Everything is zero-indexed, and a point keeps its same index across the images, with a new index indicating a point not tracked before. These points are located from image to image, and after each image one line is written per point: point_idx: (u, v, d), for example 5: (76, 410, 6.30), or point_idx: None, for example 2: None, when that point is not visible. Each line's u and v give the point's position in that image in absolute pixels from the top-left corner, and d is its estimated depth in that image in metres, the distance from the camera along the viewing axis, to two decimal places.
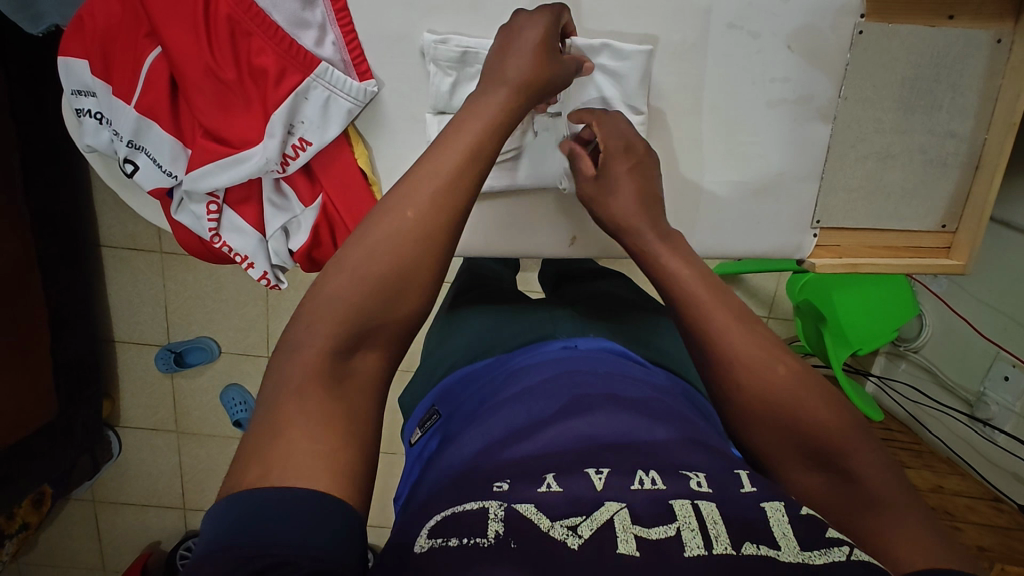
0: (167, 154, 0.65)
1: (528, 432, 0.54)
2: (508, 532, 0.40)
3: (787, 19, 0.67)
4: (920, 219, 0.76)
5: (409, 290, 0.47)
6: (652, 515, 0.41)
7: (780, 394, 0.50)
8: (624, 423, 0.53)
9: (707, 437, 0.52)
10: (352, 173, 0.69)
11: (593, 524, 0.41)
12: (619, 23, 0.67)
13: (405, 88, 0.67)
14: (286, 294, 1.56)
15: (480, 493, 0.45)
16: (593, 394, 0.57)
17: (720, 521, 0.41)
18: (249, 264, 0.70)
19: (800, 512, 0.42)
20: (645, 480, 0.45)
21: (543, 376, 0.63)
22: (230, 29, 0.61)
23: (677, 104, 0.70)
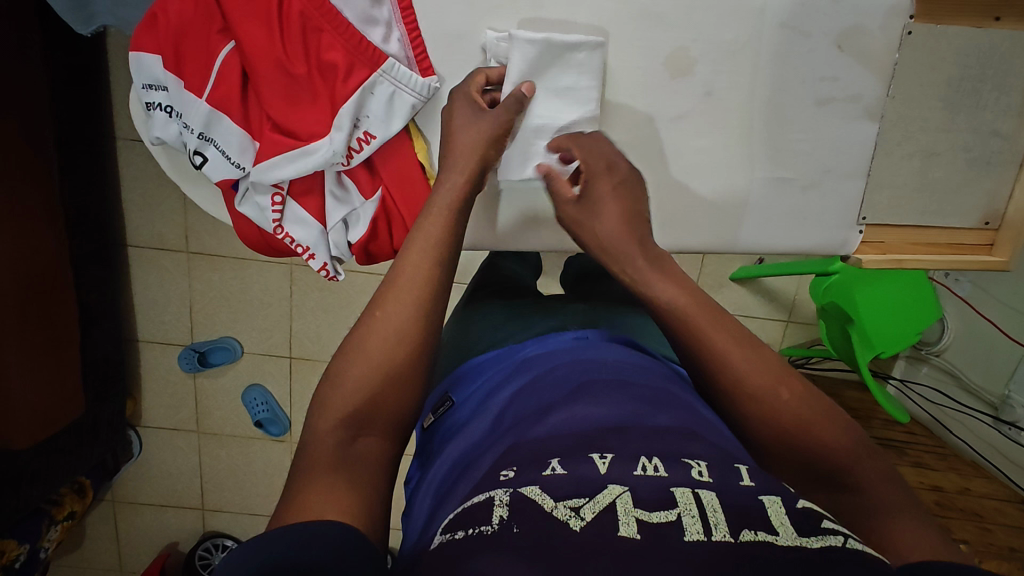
0: (236, 146, 0.67)
1: (534, 418, 0.56)
2: (511, 517, 0.42)
3: (837, 19, 0.68)
4: (963, 217, 0.78)
5: (388, 326, 0.53)
6: (653, 500, 0.43)
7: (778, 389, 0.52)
8: (624, 412, 0.55)
9: (705, 428, 0.53)
10: (411, 166, 0.70)
11: (595, 507, 0.42)
12: (672, 22, 0.68)
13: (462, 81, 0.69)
14: (310, 294, 1.57)
15: (490, 484, 0.48)
16: (599, 380, 0.59)
17: (720, 510, 0.42)
18: (310, 255, 0.71)
19: (797, 505, 0.43)
20: (648, 467, 0.46)
21: (552, 364, 0.65)
22: (302, 26, 0.63)
23: (729, 99, 0.71)
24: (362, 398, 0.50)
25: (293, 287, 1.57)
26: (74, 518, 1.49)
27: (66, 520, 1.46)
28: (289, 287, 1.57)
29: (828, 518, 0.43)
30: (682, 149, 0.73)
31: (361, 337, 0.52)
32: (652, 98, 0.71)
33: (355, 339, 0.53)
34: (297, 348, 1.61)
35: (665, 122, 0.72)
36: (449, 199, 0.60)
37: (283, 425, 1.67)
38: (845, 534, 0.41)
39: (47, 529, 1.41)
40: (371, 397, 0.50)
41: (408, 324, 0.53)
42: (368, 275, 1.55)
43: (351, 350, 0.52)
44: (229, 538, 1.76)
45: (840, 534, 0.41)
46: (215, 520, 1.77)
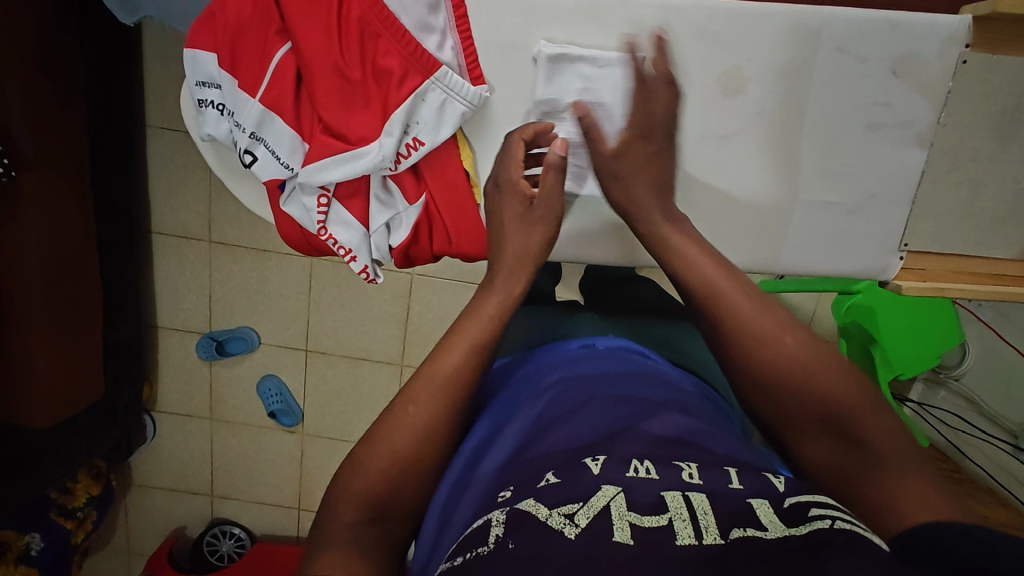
0: (286, 146, 0.67)
1: (534, 435, 0.58)
2: (507, 535, 0.42)
3: (891, 46, 0.68)
4: (1005, 247, 0.77)
5: (417, 397, 0.56)
6: (646, 505, 0.44)
7: (791, 363, 0.53)
8: (617, 427, 0.57)
9: (701, 436, 0.55)
10: (456, 173, 0.71)
11: (589, 514, 0.42)
12: (725, 40, 0.68)
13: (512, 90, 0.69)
14: (328, 288, 1.58)
15: (489, 506, 0.49)
16: (598, 397, 0.61)
17: (710, 512, 0.42)
18: (352, 257, 0.71)
19: (784, 504, 0.44)
20: (640, 469, 0.48)
21: (554, 380, 0.66)
22: (360, 31, 0.64)
23: (778, 120, 0.71)
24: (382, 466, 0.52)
25: (312, 281, 1.57)
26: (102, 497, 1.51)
27: (94, 500, 1.49)
28: (307, 282, 1.57)
29: (818, 506, 0.43)
30: (726, 166, 0.73)
31: (393, 418, 0.55)
32: (701, 114, 0.71)
33: (381, 423, 0.55)
34: (313, 342, 1.62)
35: (710, 138, 0.72)
36: (496, 301, 0.62)
37: (296, 418, 1.67)
38: (835, 517, 0.42)
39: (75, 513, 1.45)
40: (396, 471, 0.52)
41: (441, 405, 0.56)
42: (387, 273, 1.55)
43: (376, 434, 0.54)
44: (236, 525, 1.78)
45: (827, 517, 0.41)
46: (224, 507, 1.78)
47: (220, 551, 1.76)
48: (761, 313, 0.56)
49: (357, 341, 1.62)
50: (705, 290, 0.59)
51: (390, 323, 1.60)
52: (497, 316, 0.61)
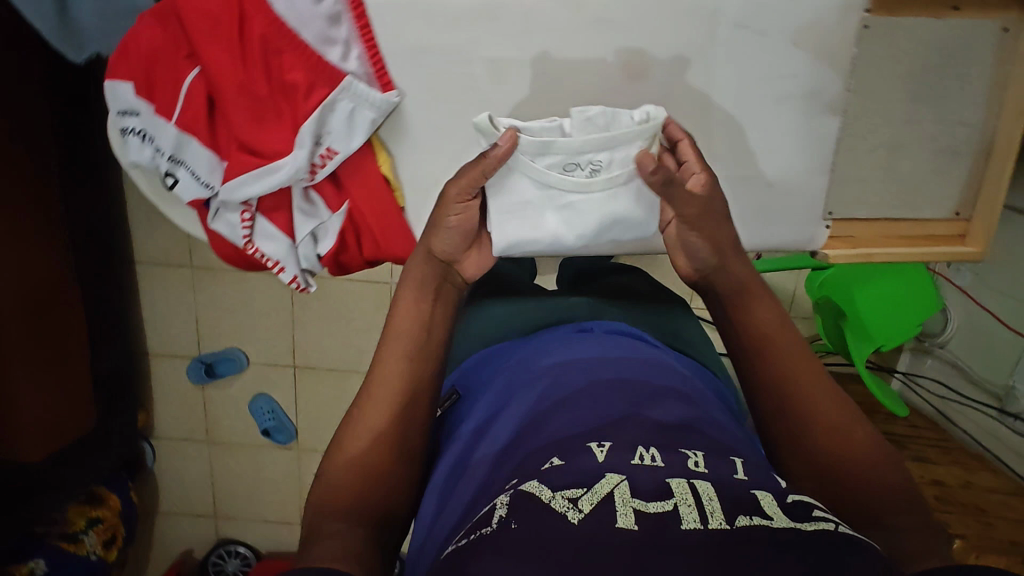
0: (205, 166, 0.69)
1: (539, 420, 0.59)
2: (511, 514, 0.44)
3: (792, 17, 0.68)
4: (933, 206, 0.77)
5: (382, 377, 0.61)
6: (650, 491, 0.45)
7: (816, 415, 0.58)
8: (620, 412, 0.58)
9: (703, 423, 0.58)
10: (376, 180, 0.73)
11: (592, 500, 0.44)
12: (624, 26, 0.69)
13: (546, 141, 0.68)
14: (311, 302, 1.60)
15: (495, 492, 0.51)
16: (599, 381, 0.62)
17: (715, 498, 0.44)
18: (281, 268, 0.73)
19: (788, 500, 0.45)
20: (645, 457, 0.50)
21: (555, 362, 0.67)
22: (263, 48, 0.65)
23: (688, 101, 0.72)
24: (372, 450, 0.57)
25: (295, 297, 1.60)
26: (107, 522, 1.50)
27: (98, 525, 1.47)
28: (290, 298, 1.60)
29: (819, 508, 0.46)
30: None
31: (368, 397, 0.60)
32: (608, 101, 0.72)
33: (363, 404, 0.60)
34: (300, 357, 1.65)
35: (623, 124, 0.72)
36: (414, 287, 0.66)
37: (290, 433, 1.70)
38: (837, 521, 0.44)
39: (80, 536, 1.41)
40: (383, 445, 0.57)
41: (405, 372, 0.61)
42: (368, 284, 1.57)
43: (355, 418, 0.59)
44: (241, 545, 1.81)
45: (831, 520, 0.43)
46: (228, 527, 1.81)
47: (227, 569, 1.81)
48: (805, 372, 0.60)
49: (346, 353, 1.64)
50: (766, 339, 0.62)
51: (374, 332, 1.62)
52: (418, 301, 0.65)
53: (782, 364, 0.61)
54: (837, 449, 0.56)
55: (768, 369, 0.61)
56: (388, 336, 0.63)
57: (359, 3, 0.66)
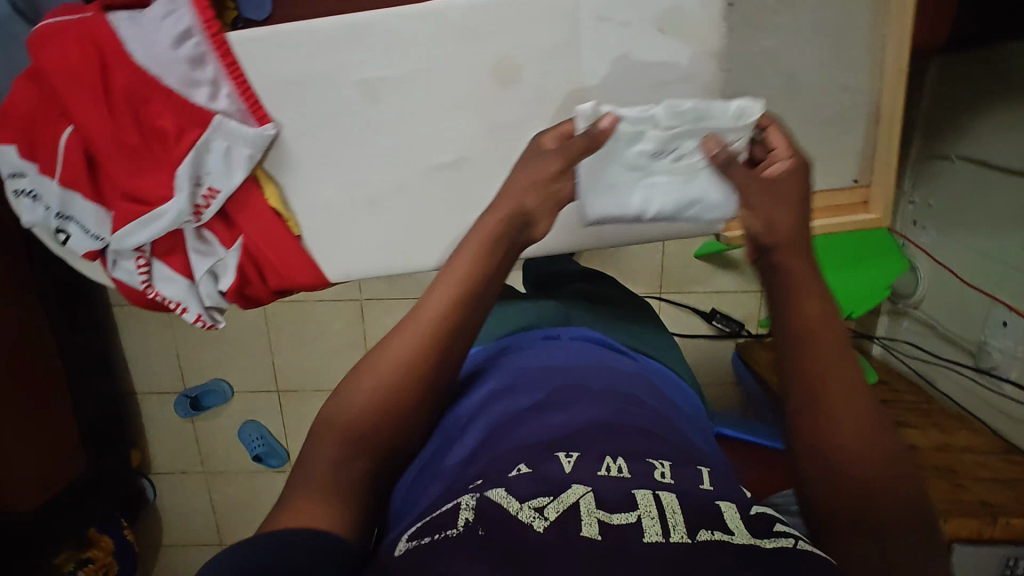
0: (93, 219, 0.71)
1: (512, 423, 0.57)
2: (477, 521, 0.42)
3: (654, 4, 0.67)
4: (830, 176, 0.75)
5: (399, 346, 0.54)
6: (616, 502, 0.45)
7: (856, 429, 0.47)
8: (593, 418, 0.56)
9: (667, 430, 0.58)
10: (266, 213, 0.74)
11: (558, 508, 0.43)
12: (488, 33, 0.68)
13: (640, 128, 0.67)
14: (286, 327, 1.62)
15: (457, 491, 0.49)
16: (571, 386, 0.61)
17: (678, 511, 0.43)
18: (183, 309, 0.75)
19: (752, 512, 0.45)
20: (612, 467, 0.49)
21: (535, 366, 0.66)
22: (129, 99, 0.66)
23: (562, 100, 0.71)
24: (382, 395, 0.52)
25: (270, 324, 1.62)
26: (99, 561, 1.51)
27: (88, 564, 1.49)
28: (266, 325, 1.62)
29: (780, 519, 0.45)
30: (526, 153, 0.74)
31: (378, 355, 0.54)
32: (486, 110, 0.72)
33: (372, 361, 0.54)
34: (282, 381, 1.67)
35: (499, 129, 0.73)
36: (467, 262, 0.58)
37: (282, 457, 1.72)
38: (798, 536, 0.43)
39: None
40: (376, 414, 0.52)
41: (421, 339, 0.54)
42: (339, 303, 1.59)
43: (360, 374, 0.54)
44: None
45: (792, 535, 0.42)
46: None
47: None
48: (851, 380, 0.49)
49: (326, 372, 1.66)
50: (811, 335, 0.52)
51: (351, 350, 1.64)
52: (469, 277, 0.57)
53: (821, 363, 0.50)
54: (874, 475, 0.46)
55: (807, 367, 0.50)
56: (440, 274, 0.58)
57: (223, 43, 0.67)
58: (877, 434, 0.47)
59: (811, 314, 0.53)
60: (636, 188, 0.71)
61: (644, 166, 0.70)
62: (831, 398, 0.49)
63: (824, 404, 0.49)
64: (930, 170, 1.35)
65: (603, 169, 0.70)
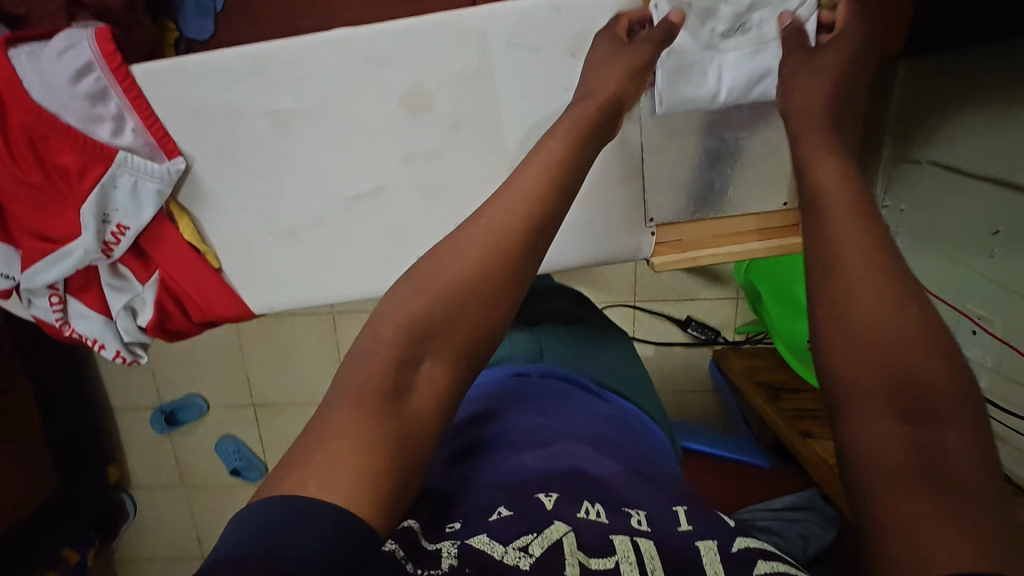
0: (1, 259, 0.70)
1: (498, 458, 0.53)
2: (462, 561, 0.40)
3: (564, 27, 0.65)
4: (758, 199, 0.73)
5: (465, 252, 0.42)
6: (595, 544, 0.43)
7: (892, 329, 0.37)
8: (577, 457, 0.53)
9: (649, 471, 0.55)
10: (182, 249, 0.73)
11: (543, 543, 0.42)
12: (397, 61, 0.67)
13: (711, 6, 0.61)
14: (258, 340, 1.58)
15: (432, 528, 0.44)
16: (555, 427, 0.58)
17: (656, 556, 0.43)
18: (101, 345, 0.75)
19: (731, 549, 0.44)
20: (591, 511, 0.46)
21: (517, 405, 0.62)
22: (28, 138, 0.65)
23: (477, 126, 0.69)
24: (461, 290, 0.41)
25: (241, 337, 1.58)
26: None
27: None
28: (237, 339, 1.58)
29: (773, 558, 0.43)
30: (446, 181, 0.72)
31: (442, 252, 0.43)
32: (401, 138, 0.70)
33: (434, 258, 0.43)
34: (257, 395, 1.63)
35: (415, 158, 0.71)
36: (535, 176, 0.46)
37: (258, 470, 1.69)
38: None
39: None
40: (437, 318, 0.41)
41: (497, 239, 0.43)
42: (311, 316, 1.54)
43: (419, 271, 0.42)
44: None
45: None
46: None
47: None
48: (881, 267, 0.39)
49: (301, 385, 1.61)
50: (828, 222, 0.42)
51: (325, 363, 1.59)
52: (537, 191, 0.45)
53: (843, 255, 0.40)
54: (927, 385, 0.35)
55: (830, 263, 0.40)
56: (531, 156, 0.48)
57: (126, 77, 0.66)
58: (922, 331, 0.36)
59: (835, 205, 0.42)
60: (711, 70, 0.63)
61: (715, 47, 0.63)
62: (862, 293, 0.38)
63: (851, 303, 0.38)
64: (904, 178, 1.08)
65: (678, 51, 0.62)
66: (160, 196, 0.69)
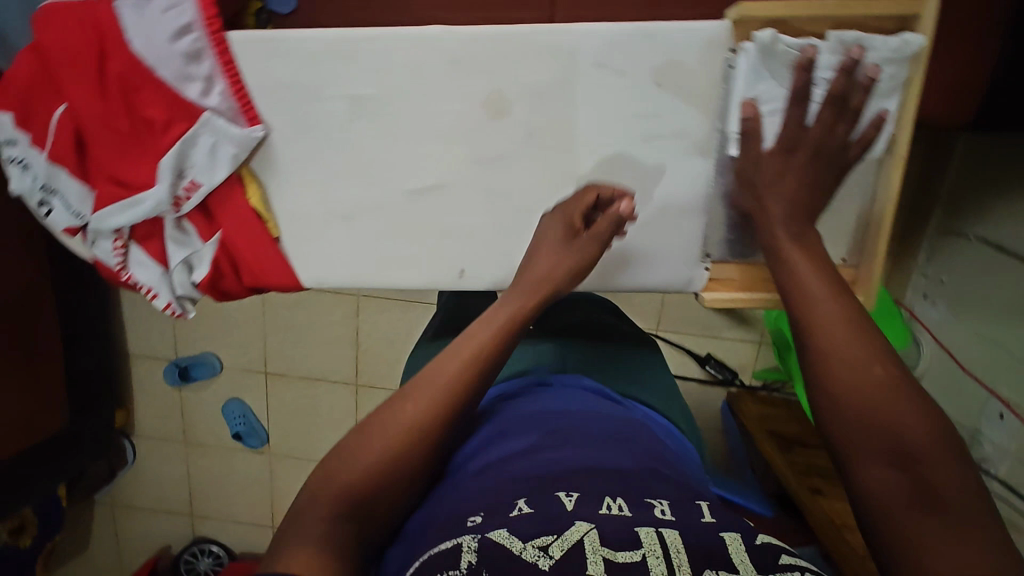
0: (76, 197, 0.73)
1: (517, 454, 0.54)
2: (479, 561, 0.42)
3: (650, 55, 0.66)
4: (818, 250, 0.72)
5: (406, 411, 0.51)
6: (618, 538, 0.43)
7: (873, 389, 0.45)
8: (597, 452, 0.53)
9: (670, 467, 0.55)
10: (245, 212, 0.74)
11: (564, 544, 0.42)
12: (481, 64, 0.68)
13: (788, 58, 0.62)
14: (281, 311, 1.60)
15: (455, 530, 0.46)
16: (573, 423, 0.58)
17: (683, 550, 0.43)
18: (154, 295, 0.76)
19: (755, 542, 0.45)
20: (613, 505, 0.46)
21: (534, 405, 0.63)
22: (122, 86, 0.67)
23: (550, 138, 0.70)
24: (399, 450, 0.49)
25: (265, 306, 1.60)
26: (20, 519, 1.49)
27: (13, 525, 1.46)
28: (261, 308, 1.61)
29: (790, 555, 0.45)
30: (508, 188, 0.73)
31: (384, 416, 0.51)
32: (472, 138, 0.71)
33: (374, 421, 0.51)
34: (271, 363, 1.64)
35: (482, 161, 0.72)
36: (471, 345, 0.55)
37: (261, 437, 1.70)
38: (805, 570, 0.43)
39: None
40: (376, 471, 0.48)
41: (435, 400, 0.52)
42: (336, 296, 1.56)
43: (363, 433, 0.51)
44: (215, 543, 1.82)
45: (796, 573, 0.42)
46: (204, 526, 1.83)
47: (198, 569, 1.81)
48: (855, 338, 0.47)
49: (315, 362, 1.63)
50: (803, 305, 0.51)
51: (341, 344, 1.60)
52: (472, 357, 0.54)
53: (819, 320, 0.49)
54: (906, 429, 0.43)
55: (812, 345, 0.49)
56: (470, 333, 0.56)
57: (221, 42, 0.67)
58: (892, 390, 0.45)
59: (808, 283, 0.52)
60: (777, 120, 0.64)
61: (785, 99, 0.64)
62: (839, 365, 0.47)
63: (831, 375, 0.47)
64: (947, 252, 1.08)
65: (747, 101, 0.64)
66: (236, 161, 0.71)
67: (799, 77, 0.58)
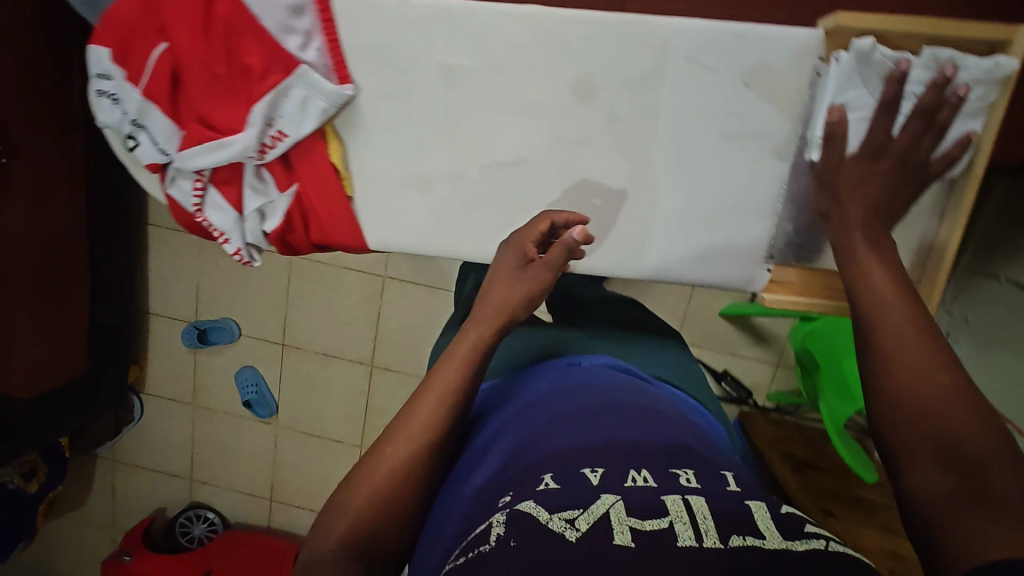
0: (163, 135, 0.74)
1: (547, 430, 0.53)
2: (508, 533, 0.41)
3: (741, 55, 0.68)
4: None
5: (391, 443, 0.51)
6: (644, 508, 0.42)
7: (925, 393, 0.45)
8: (626, 429, 0.52)
9: (698, 444, 0.53)
10: (322, 166, 0.76)
11: (590, 518, 0.41)
12: (574, 47, 0.70)
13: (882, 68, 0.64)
14: (307, 284, 1.60)
15: (489, 510, 0.47)
16: (603, 399, 0.57)
17: (709, 516, 0.41)
18: (225, 239, 0.78)
19: (781, 511, 0.43)
20: (637, 478, 0.45)
21: (565, 384, 0.62)
22: (227, 31, 0.69)
23: (631, 126, 0.72)
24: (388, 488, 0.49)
25: (291, 278, 1.61)
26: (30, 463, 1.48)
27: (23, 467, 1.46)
28: (287, 280, 1.61)
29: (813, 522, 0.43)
30: (585, 169, 0.75)
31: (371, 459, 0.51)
32: (556, 119, 0.73)
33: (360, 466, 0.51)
34: (290, 335, 1.64)
35: (563, 142, 0.74)
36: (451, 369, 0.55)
37: (270, 408, 1.69)
38: (829, 538, 0.40)
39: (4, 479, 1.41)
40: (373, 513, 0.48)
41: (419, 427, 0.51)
42: (364, 275, 1.57)
43: (355, 477, 0.50)
44: (211, 510, 1.81)
45: (822, 537, 0.40)
46: (202, 492, 1.81)
47: (192, 534, 1.78)
48: (920, 341, 0.48)
49: (334, 339, 1.63)
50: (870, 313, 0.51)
51: (362, 323, 1.60)
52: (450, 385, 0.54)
53: (885, 325, 0.49)
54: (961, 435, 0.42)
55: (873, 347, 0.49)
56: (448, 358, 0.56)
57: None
58: (951, 389, 0.44)
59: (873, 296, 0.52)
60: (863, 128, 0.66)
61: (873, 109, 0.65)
62: (901, 361, 0.47)
63: (887, 379, 0.47)
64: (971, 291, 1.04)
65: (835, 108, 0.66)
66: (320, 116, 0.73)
67: (889, 88, 0.62)
